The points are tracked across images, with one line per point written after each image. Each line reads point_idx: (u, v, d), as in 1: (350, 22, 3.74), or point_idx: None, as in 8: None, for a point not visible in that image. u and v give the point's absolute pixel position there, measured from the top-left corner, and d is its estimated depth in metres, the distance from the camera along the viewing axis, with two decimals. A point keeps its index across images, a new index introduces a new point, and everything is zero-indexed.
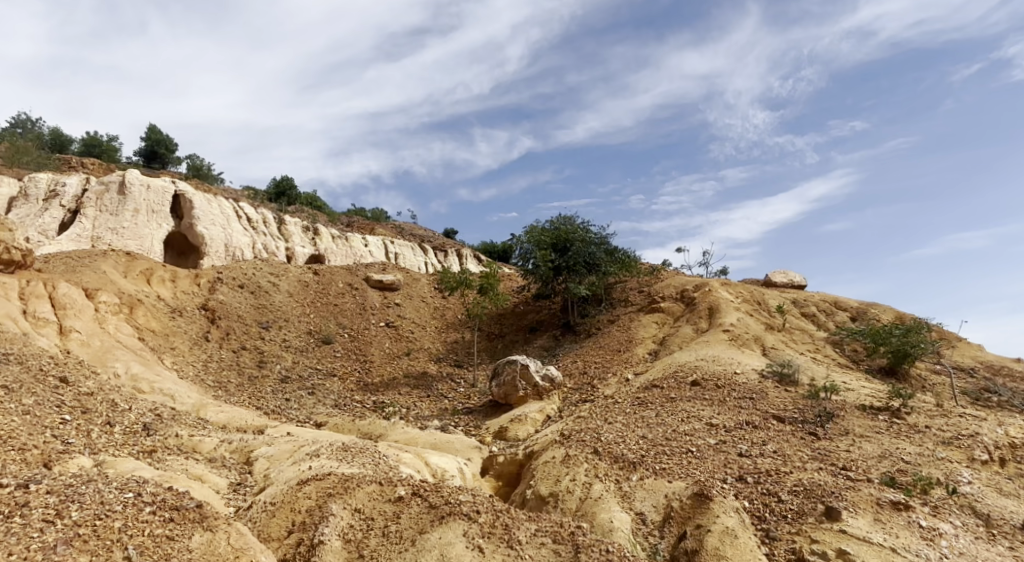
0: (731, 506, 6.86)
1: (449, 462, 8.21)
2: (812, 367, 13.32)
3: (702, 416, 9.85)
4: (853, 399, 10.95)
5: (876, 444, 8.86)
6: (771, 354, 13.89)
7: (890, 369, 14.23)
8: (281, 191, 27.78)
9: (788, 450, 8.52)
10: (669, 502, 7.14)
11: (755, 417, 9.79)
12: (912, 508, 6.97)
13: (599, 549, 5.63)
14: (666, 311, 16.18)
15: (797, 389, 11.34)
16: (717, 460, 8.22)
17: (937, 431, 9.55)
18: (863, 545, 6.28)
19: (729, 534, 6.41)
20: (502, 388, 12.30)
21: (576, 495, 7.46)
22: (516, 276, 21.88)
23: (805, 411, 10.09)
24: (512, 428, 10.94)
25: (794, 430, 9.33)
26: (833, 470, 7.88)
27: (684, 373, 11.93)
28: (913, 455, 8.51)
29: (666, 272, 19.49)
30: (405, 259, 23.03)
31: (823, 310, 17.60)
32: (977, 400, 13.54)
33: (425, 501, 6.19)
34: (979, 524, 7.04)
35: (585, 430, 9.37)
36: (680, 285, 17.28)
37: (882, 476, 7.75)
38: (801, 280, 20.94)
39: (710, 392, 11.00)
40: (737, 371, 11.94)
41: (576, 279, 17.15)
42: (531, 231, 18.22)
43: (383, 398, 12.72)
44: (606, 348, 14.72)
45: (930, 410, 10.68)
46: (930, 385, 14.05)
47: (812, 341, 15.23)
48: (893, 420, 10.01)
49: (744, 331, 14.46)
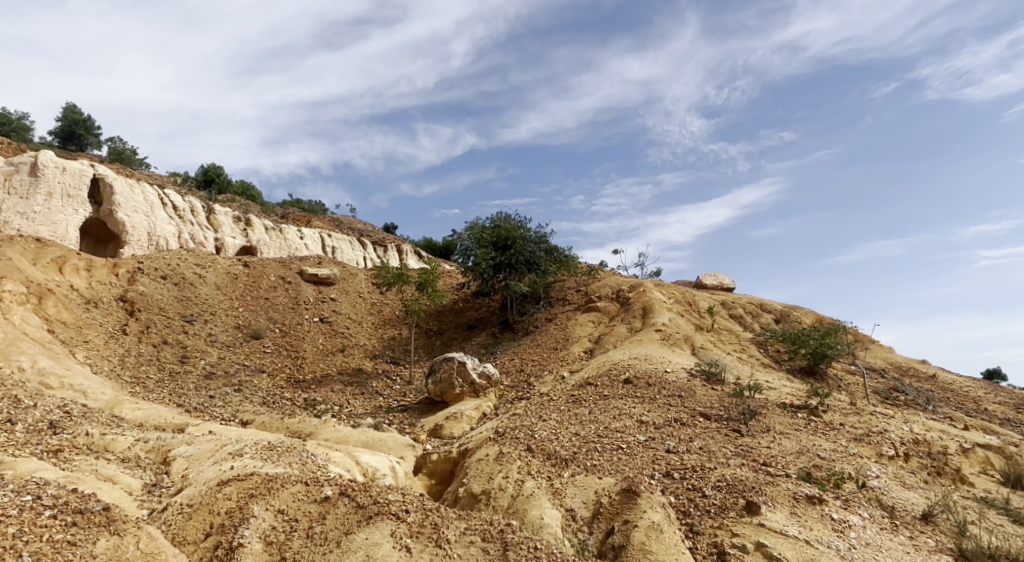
0: (657, 502, 7.02)
1: (381, 461, 8.08)
2: (738, 366, 13.84)
3: (633, 413, 10.07)
4: (775, 397, 11.45)
5: (795, 441, 9.29)
6: (700, 354, 14.35)
7: (809, 369, 14.97)
8: (211, 180, 26.70)
9: (713, 447, 8.81)
10: (599, 498, 7.25)
11: (683, 415, 10.07)
12: (825, 502, 7.34)
13: (526, 546, 5.64)
14: (602, 311, 16.44)
15: (723, 388, 11.76)
16: (647, 456, 8.42)
17: (850, 429, 10.09)
18: (780, 538, 6.54)
19: (655, 529, 6.56)
20: (438, 386, 12.22)
21: (508, 492, 7.47)
22: (455, 273, 21.78)
23: (730, 409, 10.46)
24: (448, 425, 10.87)
25: (719, 427, 9.65)
26: (754, 465, 8.19)
27: (617, 371, 12.18)
28: (828, 451, 8.95)
29: (603, 272, 19.83)
30: (341, 253, 22.57)
31: (750, 312, 18.32)
32: (886, 399, 14.40)
33: (352, 501, 6.06)
34: (884, 515, 7.47)
35: (520, 427, 9.42)
36: (617, 284, 17.61)
37: (799, 471, 8.12)
38: (730, 282, 21.75)
39: (643, 390, 11.24)
40: (668, 370, 12.26)
41: (515, 278, 17.22)
42: (472, 228, 18.17)
43: (315, 395, 12.41)
44: (543, 346, 14.85)
45: (845, 408, 11.28)
46: (845, 385, 14.84)
47: (739, 342, 15.81)
48: (812, 418, 10.51)
49: (676, 331, 14.87)
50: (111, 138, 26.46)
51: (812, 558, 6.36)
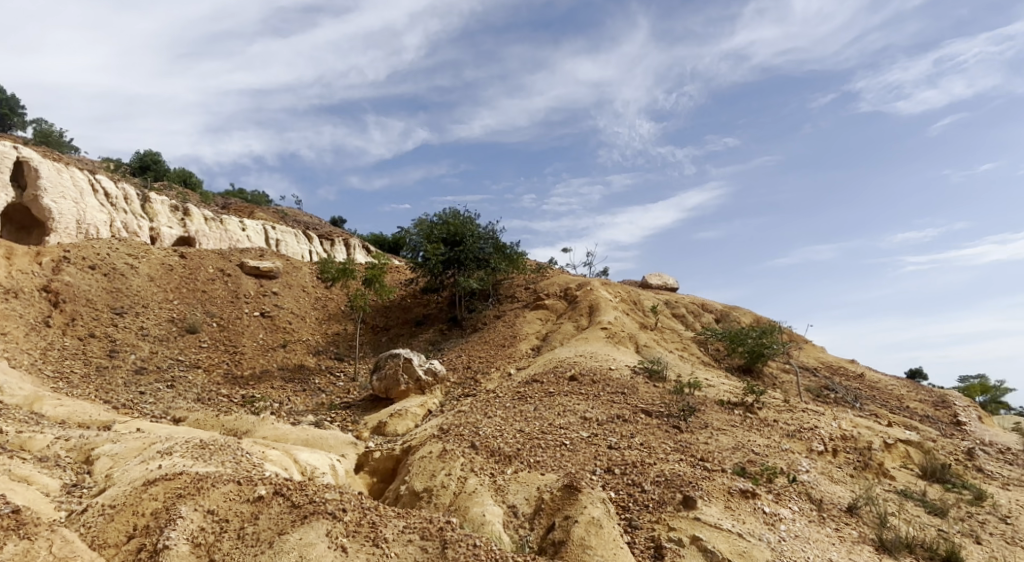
0: (598, 497, 7.10)
1: (321, 459, 7.90)
2: (679, 364, 14.16)
3: (577, 410, 10.17)
4: (713, 394, 11.77)
5: (731, 437, 9.56)
6: (643, 352, 14.62)
7: (746, 367, 15.46)
8: (146, 167, 25.62)
9: (653, 443, 8.99)
10: (540, 494, 7.29)
11: (626, 412, 10.23)
12: (758, 496, 7.58)
13: (465, 544, 5.60)
14: (549, 309, 16.55)
15: (665, 385, 12.01)
16: (589, 452, 8.51)
17: (783, 425, 10.45)
18: (714, 531, 6.72)
19: (595, 524, 6.63)
20: (382, 382, 12.06)
21: (451, 490, 7.44)
22: (404, 268, 21.52)
23: (671, 406, 10.69)
24: (392, 422, 10.72)
25: (660, 424, 9.84)
26: (692, 461, 8.40)
27: (563, 368, 12.28)
28: (761, 446, 9.26)
29: (551, 270, 19.97)
30: (286, 246, 21.99)
31: (692, 311, 18.79)
32: (818, 396, 15.00)
33: (287, 500, 5.90)
34: (813, 508, 7.77)
35: (464, 424, 9.38)
36: (564, 283, 17.76)
37: (734, 466, 8.37)
38: (674, 282, 22.25)
39: (587, 387, 11.36)
40: (612, 367, 12.45)
41: (463, 274, 17.13)
42: (421, 223, 17.96)
43: (253, 392, 12.04)
44: (491, 343, 14.83)
45: (779, 405, 11.69)
46: (780, 383, 15.39)
47: (681, 340, 16.18)
48: (748, 414, 10.85)
49: (621, 329, 15.09)
50: (37, 119, 25.04)
51: (744, 551, 6.54)
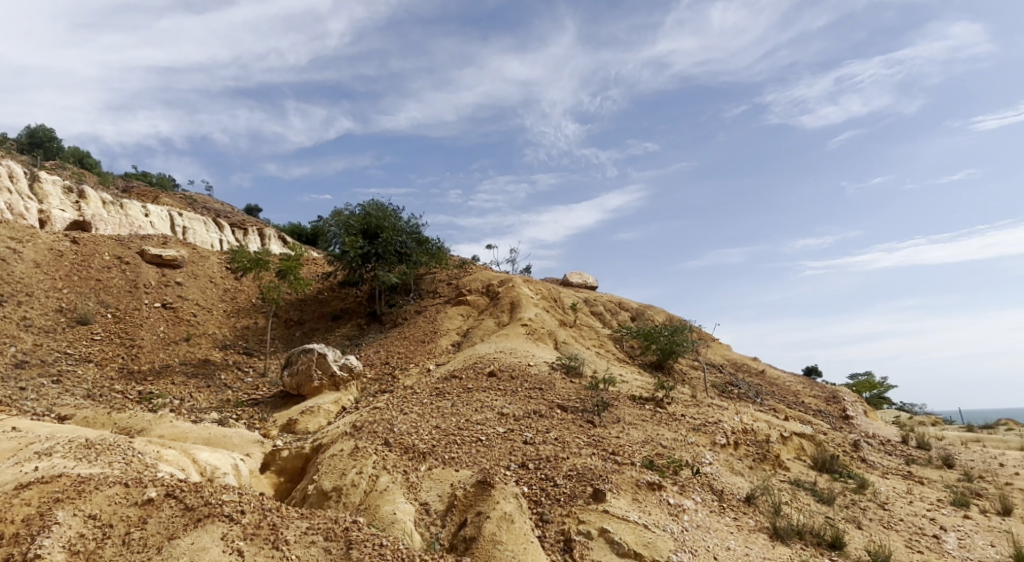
0: (510, 493, 7.13)
1: (223, 458, 7.52)
2: (595, 360, 14.47)
3: (494, 406, 10.18)
4: (626, 390, 12.09)
5: (641, 431, 9.86)
6: (562, 348, 14.85)
7: (658, 364, 16.00)
8: (37, 144, 23.69)
9: (567, 437, 9.13)
10: (453, 491, 7.24)
11: (542, 407, 10.34)
12: (664, 488, 7.85)
13: (372, 544, 5.47)
14: (471, 305, 16.51)
15: (581, 381, 12.22)
16: (504, 448, 8.54)
17: (690, 419, 10.89)
18: (622, 523, 6.88)
19: (506, 520, 6.64)
20: (294, 378, 11.67)
21: (361, 488, 7.27)
22: (321, 260, 20.86)
23: (586, 401, 10.89)
24: (302, 420, 10.37)
25: (575, 419, 10.01)
26: (603, 455, 8.59)
27: (482, 364, 12.27)
28: (669, 440, 9.59)
29: (473, 266, 19.92)
30: (194, 234, 20.84)
31: (610, 309, 19.26)
32: (723, 391, 15.74)
33: (180, 503, 5.58)
34: (714, 499, 8.12)
35: (378, 421, 9.18)
36: (486, 279, 17.76)
37: (643, 459, 8.63)
38: (594, 281, 22.74)
39: (506, 383, 11.39)
40: (531, 364, 12.55)
41: (383, 267, 16.84)
42: (339, 215, 17.39)
43: (151, 388, 11.33)
44: (410, 338, 14.62)
45: (687, 400, 12.17)
46: (689, 379, 16.04)
47: (598, 337, 16.54)
48: (658, 409, 11.22)
49: (540, 326, 15.24)
50: None
51: (649, 542, 6.73)
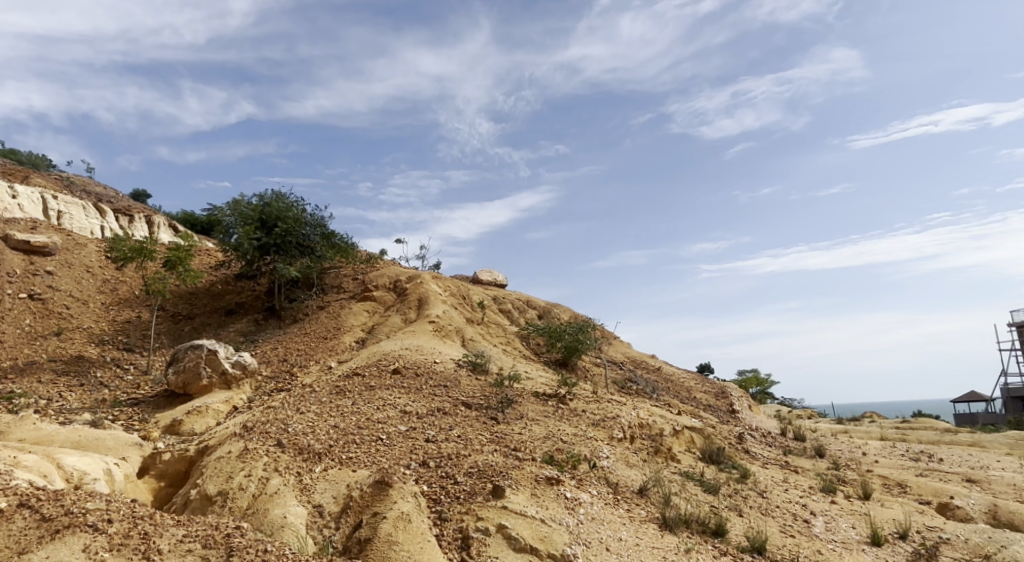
0: (409, 491, 7.01)
1: (92, 463, 6.93)
2: (501, 357, 14.54)
3: (397, 404, 10.00)
4: (530, 386, 12.24)
5: (543, 426, 10.02)
6: (469, 345, 14.81)
7: (562, 361, 16.32)
8: None
9: (470, 434, 9.12)
10: (349, 492, 7.03)
11: (446, 405, 10.26)
12: (562, 482, 7.99)
13: (255, 550, 5.21)
14: (377, 301, 16.16)
15: (486, 378, 12.26)
16: (405, 446, 8.40)
17: (590, 415, 11.17)
18: (519, 519, 6.92)
19: (403, 519, 6.50)
20: (180, 376, 10.98)
21: (249, 492, 6.93)
22: (215, 252, 19.71)
23: (490, 398, 10.93)
24: (188, 421, 9.75)
25: (478, 416, 10.01)
26: (505, 451, 8.64)
27: (386, 361, 12.04)
28: (569, 435, 9.79)
29: (381, 261, 19.49)
30: (71, 219, 19.16)
31: (518, 307, 19.44)
32: (623, 388, 16.28)
33: (36, 514, 5.11)
34: (610, 491, 8.37)
35: (271, 422, 8.78)
36: (394, 274, 17.44)
37: (543, 454, 8.75)
38: (503, 279, 22.88)
39: (410, 381, 11.23)
40: (437, 361, 12.44)
41: (284, 260, 16.20)
42: (236, 205, 16.46)
43: (13, 387, 10.29)
44: (311, 334, 14.13)
45: (588, 396, 12.48)
46: (591, 375, 16.47)
47: (505, 335, 16.65)
48: (560, 405, 11.42)
49: (448, 323, 15.15)
50: None
51: (545, 536, 6.81)
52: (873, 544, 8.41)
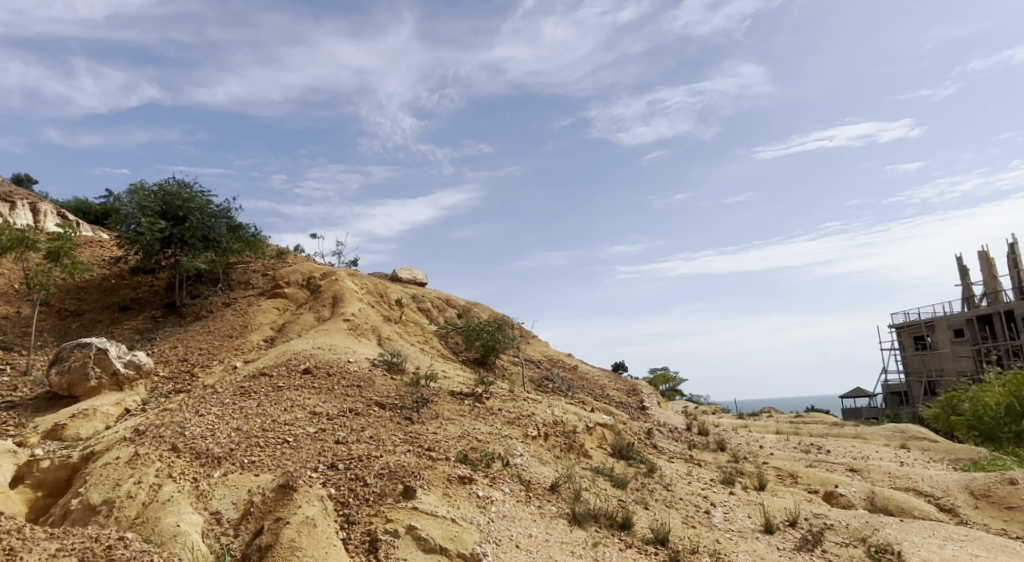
0: (315, 495, 6.78)
1: None
2: (418, 356, 14.35)
3: (306, 405, 9.66)
4: (447, 385, 12.15)
5: (458, 425, 9.97)
6: (385, 344, 14.53)
7: (480, 360, 16.31)
8: None
9: (382, 435, 8.94)
10: (250, 497, 6.72)
11: (358, 405, 10.01)
12: (474, 481, 7.98)
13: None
14: (289, 298, 15.59)
15: (402, 377, 12.07)
16: (313, 449, 8.12)
17: (505, 413, 11.22)
18: (430, 519, 6.84)
19: (308, 524, 6.28)
20: (64, 377, 10.19)
21: (139, 500, 6.51)
22: (109, 243, 18.39)
23: (405, 397, 10.76)
24: (72, 425, 9.04)
25: (392, 416, 9.83)
26: (419, 451, 8.52)
27: (297, 361, 11.62)
28: (484, 433, 9.78)
29: (293, 257, 18.81)
30: None
31: (437, 306, 19.27)
32: (539, 386, 16.46)
33: None
34: (522, 489, 8.43)
35: (167, 425, 8.27)
36: (307, 271, 16.87)
37: (457, 454, 8.70)
38: (423, 277, 22.65)
39: (320, 381, 10.88)
40: (350, 360, 12.13)
41: (188, 254, 15.30)
42: (133, 193, 15.38)
43: None
44: (216, 332, 13.45)
45: (505, 394, 12.53)
46: (509, 374, 16.55)
47: (423, 333, 16.46)
48: (476, 404, 11.40)
49: (364, 321, 14.81)
50: None
51: (455, 535, 6.76)
52: (766, 532, 8.90)
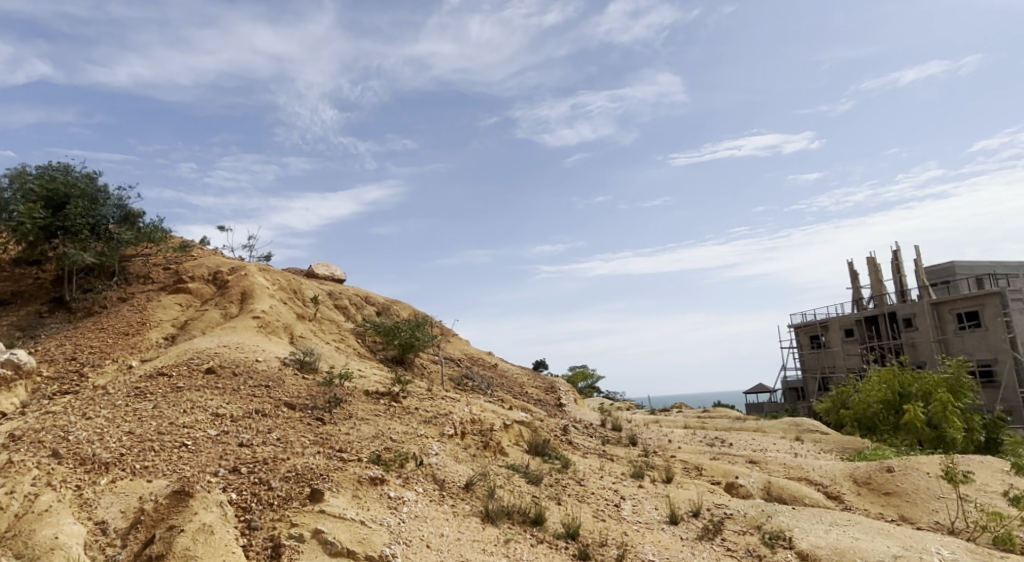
0: (213, 501, 6.45)
1: None
2: (333, 355, 13.96)
3: (208, 407, 9.18)
4: (362, 385, 11.87)
5: (372, 425, 9.76)
6: (297, 342, 14.02)
7: (398, 359, 16.07)
8: None
9: (290, 437, 8.62)
10: (141, 505, 6.31)
11: (265, 406, 9.61)
12: (386, 482, 7.82)
13: None
14: (193, 293, 14.77)
15: (314, 376, 11.69)
16: (213, 452, 7.73)
17: (422, 412, 11.09)
18: (337, 522, 6.64)
19: (205, 531, 5.96)
20: None
21: (11, 512, 6.04)
22: None
23: (317, 397, 10.42)
24: None
25: (302, 417, 9.50)
26: (329, 453, 8.28)
27: (199, 360, 11.03)
28: (399, 433, 9.62)
29: (200, 251, 17.86)
30: None
31: (354, 303, 18.82)
32: (458, 384, 16.39)
33: None
34: (435, 488, 8.35)
35: (48, 429, 7.66)
36: (214, 266, 16.04)
37: (370, 454, 8.52)
38: (341, 273, 22.07)
39: (225, 381, 10.37)
40: (259, 359, 11.62)
41: (76, 245, 14.19)
42: (13, 179, 14.14)
43: None
44: (110, 329, 12.59)
45: (422, 393, 12.37)
46: (427, 372, 16.40)
47: (338, 331, 16.03)
48: (392, 403, 11.20)
49: (275, 318, 14.24)
50: None
51: (364, 538, 6.60)
52: (671, 523, 9.25)
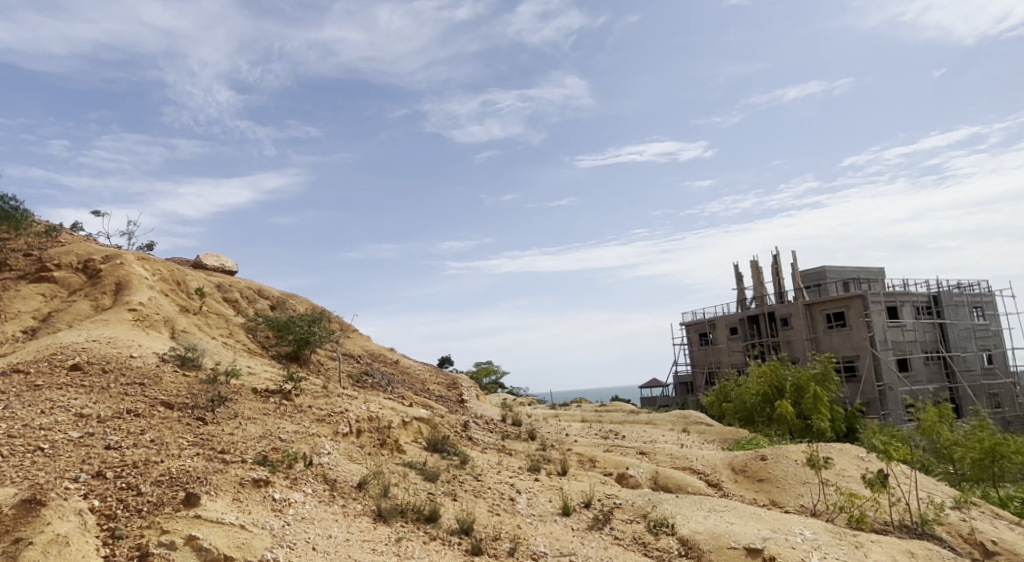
0: (70, 510, 5.89)
1: None
2: (219, 351, 13.17)
3: (71, 406, 8.38)
4: (251, 382, 11.26)
5: (259, 425, 9.27)
6: (180, 337, 13.09)
7: (292, 355, 15.41)
8: None
9: (166, 438, 8.04)
10: None
11: (139, 406, 8.90)
12: (270, 484, 7.45)
13: None
14: (58, 283, 13.46)
15: (197, 373, 10.97)
16: (74, 456, 7.06)
17: (315, 410, 10.69)
18: (214, 527, 6.26)
19: (58, 543, 5.43)
20: None
21: None
22: None
23: (199, 395, 9.78)
24: None
25: (181, 417, 8.87)
26: (209, 454, 7.79)
27: (63, 356, 10.05)
28: (288, 433, 9.20)
29: (70, 236, 16.33)
30: None
31: (246, 296, 17.87)
32: (356, 381, 15.97)
33: None
34: (326, 488, 8.07)
35: None
36: (85, 253, 14.67)
37: (255, 455, 8.09)
38: (232, 265, 20.90)
39: (93, 379, 9.51)
40: (133, 355, 10.75)
41: None
42: None
43: None
44: None
45: (316, 391, 11.91)
46: (324, 369, 15.84)
47: (227, 326, 15.15)
48: (282, 401, 10.72)
49: (154, 312, 13.26)
50: None
51: (244, 542, 6.26)
52: (563, 514, 9.45)
